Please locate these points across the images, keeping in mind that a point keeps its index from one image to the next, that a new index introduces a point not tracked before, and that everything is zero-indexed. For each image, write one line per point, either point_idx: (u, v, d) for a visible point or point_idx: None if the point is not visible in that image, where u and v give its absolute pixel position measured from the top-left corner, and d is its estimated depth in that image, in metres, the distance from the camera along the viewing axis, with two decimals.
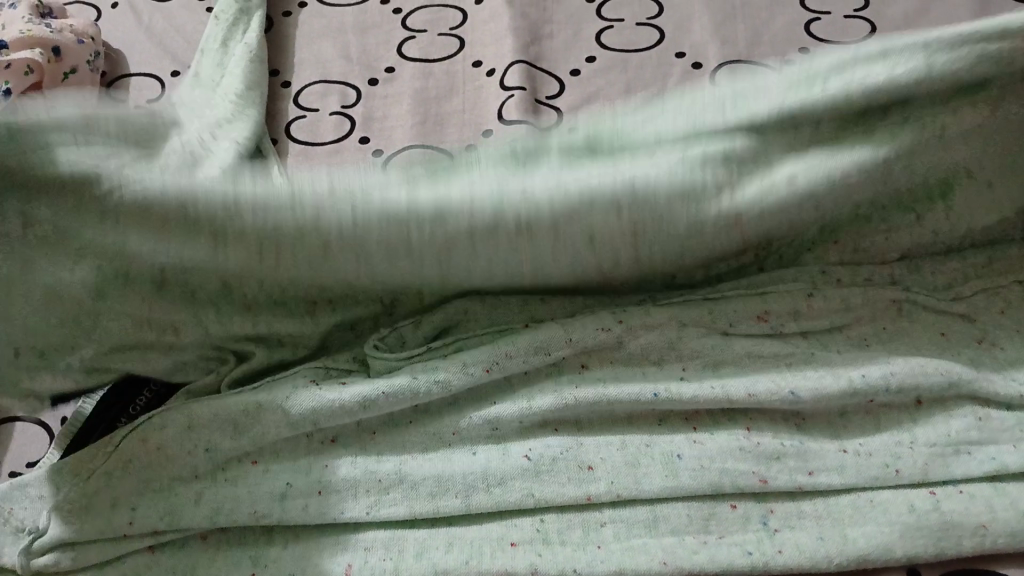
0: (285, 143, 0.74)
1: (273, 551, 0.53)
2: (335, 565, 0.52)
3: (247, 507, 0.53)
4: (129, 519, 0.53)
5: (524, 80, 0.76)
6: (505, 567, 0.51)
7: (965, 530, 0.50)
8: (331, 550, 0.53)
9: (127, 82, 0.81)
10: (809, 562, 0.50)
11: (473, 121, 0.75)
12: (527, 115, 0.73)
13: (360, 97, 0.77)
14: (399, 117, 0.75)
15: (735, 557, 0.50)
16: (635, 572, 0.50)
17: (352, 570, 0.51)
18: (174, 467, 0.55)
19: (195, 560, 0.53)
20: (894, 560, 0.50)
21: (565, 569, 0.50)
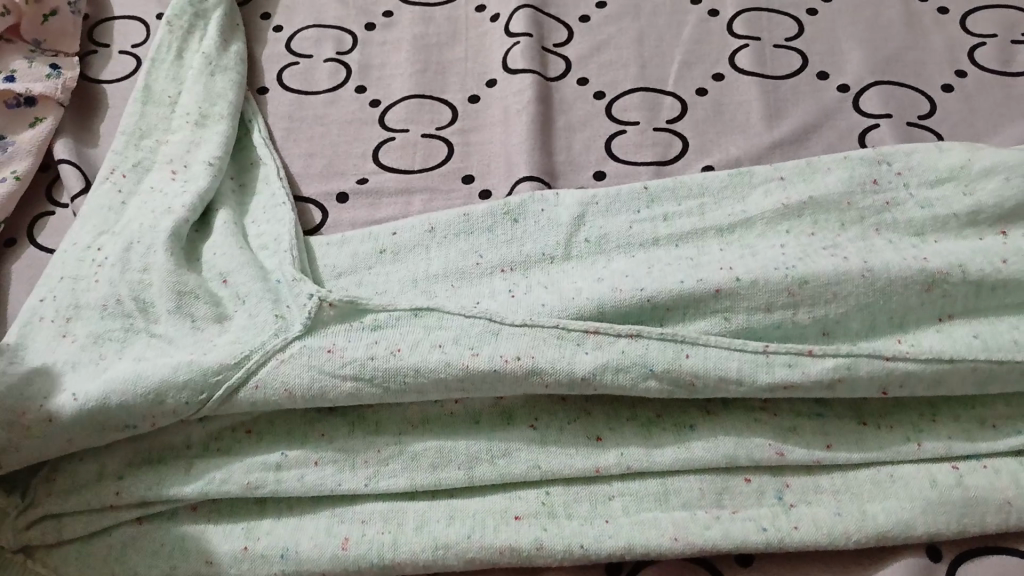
0: (277, 92, 0.70)
1: (267, 523, 0.51)
2: (331, 538, 0.49)
3: (240, 478, 0.51)
4: (116, 489, 0.51)
5: (530, 27, 0.72)
6: (508, 542, 0.48)
7: (990, 507, 0.48)
8: (326, 523, 0.50)
9: (110, 26, 0.77)
10: (827, 538, 0.48)
11: (475, 71, 0.71)
12: (533, 64, 0.70)
13: (357, 44, 0.73)
14: (397, 66, 0.72)
15: (749, 533, 0.48)
16: (645, 547, 0.48)
17: (349, 543, 0.49)
18: (165, 440, 0.53)
19: (185, 531, 0.51)
20: (915, 537, 0.48)
21: (571, 545, 0.48)
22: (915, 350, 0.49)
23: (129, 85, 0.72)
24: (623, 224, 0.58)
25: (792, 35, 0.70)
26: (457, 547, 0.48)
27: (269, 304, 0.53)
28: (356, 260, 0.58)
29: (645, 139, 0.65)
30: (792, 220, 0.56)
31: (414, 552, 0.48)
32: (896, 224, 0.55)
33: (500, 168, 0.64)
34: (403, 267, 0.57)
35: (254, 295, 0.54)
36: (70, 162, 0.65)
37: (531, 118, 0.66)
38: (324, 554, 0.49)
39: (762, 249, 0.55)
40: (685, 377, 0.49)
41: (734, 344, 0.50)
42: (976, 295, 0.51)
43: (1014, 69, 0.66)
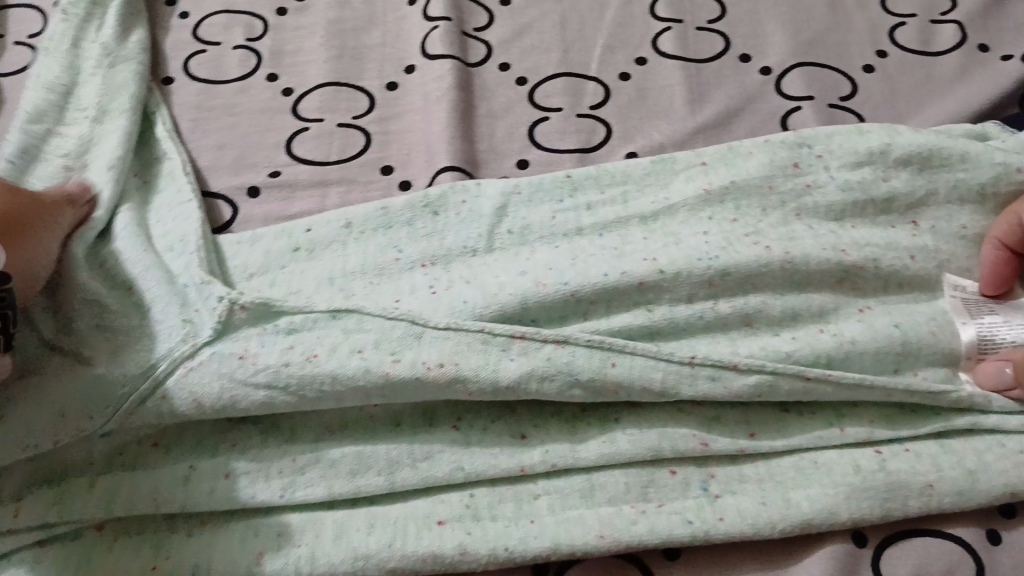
0: (185, 82, 0.67)
1: (179, 537, 0.49)
2: (246, 551, 0.48)
3: (148, 493, 0.49)
4: (14, 511, 0.48)
5: (449, 10, 0.70)
6: (431, 547, 0.47)
7: (912, 491, 0.48)
8: (242, 534, 0.49)
9: (4, 14, 0.72)
10: (752, 530, 0.47)
11: (393, 57, 0.69)
12: (452, 49, 0.68)
13: (268, 31, 0.70)
14: (312, 53, 0.69)
15: (675, 527, 0.47)
16: (571, 546, 0.47)
17: (264, 557, 0.47)
18: (64, 457, 0.50)
19: (91, 551, 0.49)
20: (839, 524, 0.48)
21: (496, 547, 0.47)
22: (838, 342, 0.50)
23: (24, 77, 0.68)
24: (547, 214, 0.56)
25: (715, 17, 0.69)
26: (379, 555, 0.47)
27: (177, 308, 0.50)
28: (268, 262, 0.55)
29: (568, 125, 0.63)
30: (715, 206, 0.55)
31: (333, 563, 0.47)
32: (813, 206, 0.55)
33: (419, 158, 0.62)
34: (319, 269, 0.55)
35: (159, 299, 0.51)
36: None
37: (451, 105, 0.64)
38: (239, 569, 0.47)
39: (685, 235, 0.54)
40: (608, 386, 0.48)
41: (660, 354, 0.49)
42: (886, 288, 0.53)
43: (932, 49, 0.67)
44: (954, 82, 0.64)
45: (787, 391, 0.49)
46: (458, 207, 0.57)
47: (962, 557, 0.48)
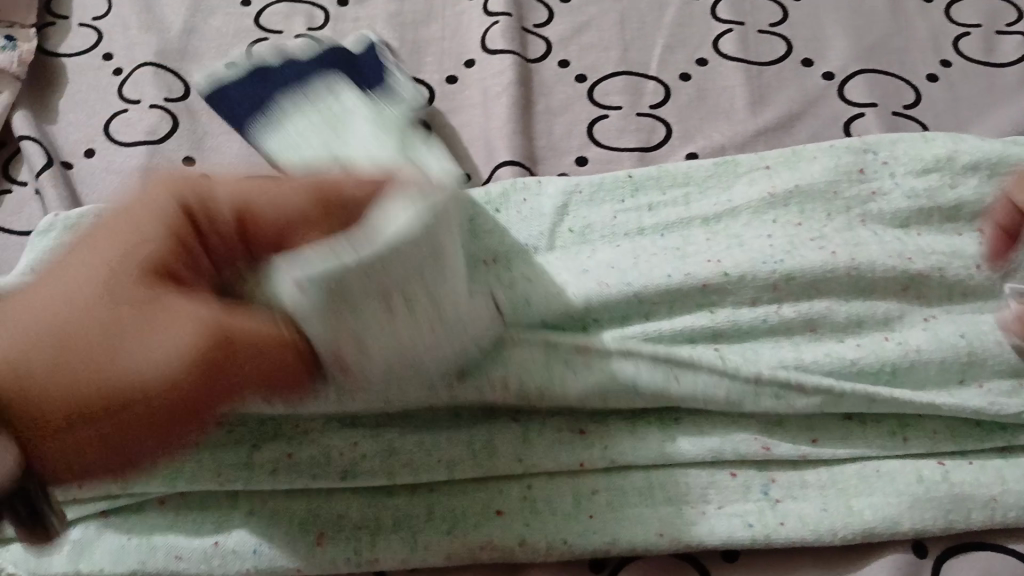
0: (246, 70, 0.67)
1: (239, 517, 0.50)
2: (306, 535, 0.49)
3: (211, 472, 0.49)
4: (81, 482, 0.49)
5: (510, 6, 0.70)
6: (491, 539, 0.48)
7: (976, 503, 0.48)
8: (303, 518, 0.49)
9: None
10: (812, 535, 0.47)
11: (453, 50, 0.69)
12: (512, 45, 0.68)
13: (329, 21, 0.71)
14: (372, 45, 0.69)
15: (735, 529, 0.47)
16: (629, 544, 0.47)
17: (324, 539, 0.49)
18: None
19: (153, 526, 0.50)
20: (901, 533, 0.47)
21: (554, 541, 0.48)
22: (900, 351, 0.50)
23: (89, 59, 0.69)
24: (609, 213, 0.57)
25: (776, 21, 0.69)
26: (440, 544, 0.48)
27: None
28: None
29: (628, 123, 0.63)
30: (784, 208, 0.55)
31: (393, 551, 0.48)
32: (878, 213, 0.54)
33: (478, 151, 0.63)
34: None
35: None
36: (33, 140, 0.63)
37: (510, 101, 0.64)
38: (300, 552, 0.48)
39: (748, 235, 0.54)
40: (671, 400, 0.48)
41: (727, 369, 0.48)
42: (950, 297, 0.53)
43: (997, 59, 0.66)
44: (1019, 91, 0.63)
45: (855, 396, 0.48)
46: (520, 206, 0.57)
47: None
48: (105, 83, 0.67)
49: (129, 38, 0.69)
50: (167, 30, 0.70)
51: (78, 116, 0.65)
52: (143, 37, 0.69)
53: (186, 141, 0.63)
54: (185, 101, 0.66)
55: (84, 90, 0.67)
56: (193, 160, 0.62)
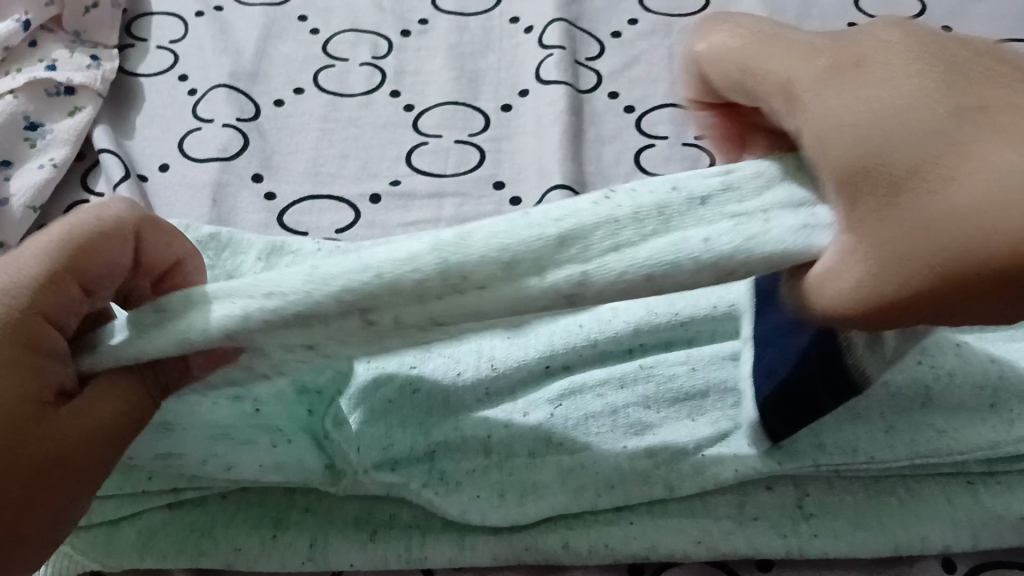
0: (313, 93, 0.71)
1: (296, 513, 0.53)
2: (360, 533, 0.51)
3: None
4: (148, 477, 0.51)
5: (564, 39, 0.73)
6: (535, 542, 0.50)
7: (1007, 524, 0.50)
8: (356, 517, 0.52)
9: (148, 20, 0.77)
10: (848, 551, 0.49)
11: (508, 80, 0.72)
12: (565, 76, 0.71)
13: (392, 50, 0.74)
14: (432, 73, 0.73)
15: (771, 540, 0.49)
16: (669, 551, 0.49)
17: (377, 536, 0.51)
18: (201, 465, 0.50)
19: (214, 518, 0.52)
20: (931, 548, 0.50)
21: (597, 545, 0.50)
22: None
23: (165, 79, 0.73)
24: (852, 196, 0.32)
25: None
26: (488, 546, 0.50)
27: None
28: None
29: (674, 153, 0.66)
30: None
31: (440, 556, 0.50)
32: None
33: (531, 175, 0.66)
34: None
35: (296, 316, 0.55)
36: (112, 151, 0.67)
37: (563, 129, 0.67)
38: (353, 547, 0.51)
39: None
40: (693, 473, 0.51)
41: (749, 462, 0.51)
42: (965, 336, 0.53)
43: None
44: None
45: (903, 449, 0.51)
46: None
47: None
48: (180, 101, 0.71)
49: (204, 60, 0.74)
50: (239, 54, 0.74)
51: (153, 132, 0.69)
52: (218, 59, 0.74)
53: (255, 158, 0.67)
54: (256, 120, 0.70)
55: (161, 107, 0.71)
56: (261, 177, 0.66)
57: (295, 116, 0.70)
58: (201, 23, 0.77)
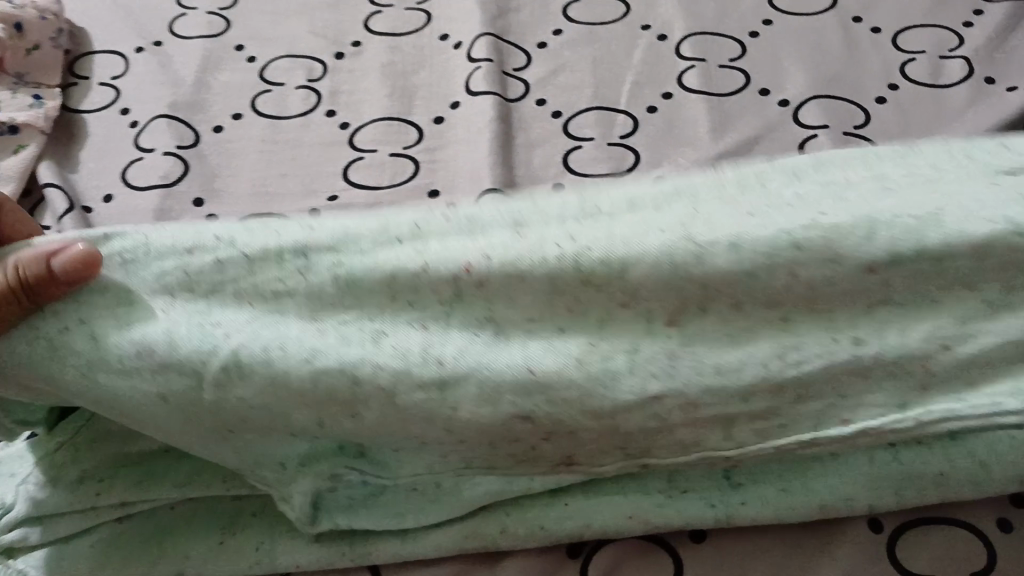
0: (251, 118, 0.74)
1: (244, 518, 0.55)
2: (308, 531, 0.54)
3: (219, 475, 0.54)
4: (99, 490, 0.54)
5: (491, 52, 0.76)
6: (475, 528, 0.52)
7: (928, 481, 0.50)
8: None
9: (91, 60, 0.80)
10: (774, 515, 0.51)
11: (440, 94, 0.75)
12: (494, 86, 0.74)
13: (326, 72, 0.77)
14: (366, 92, 0.75)
15: (701, 510, 0.51)
16: (602, 527, 0.51)
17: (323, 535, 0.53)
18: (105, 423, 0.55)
19: (167, 526, 0.55)
20: (857, 510, 0.51)
21: (534, 527, 0.52)
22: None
23: (109, 113, 0.75)
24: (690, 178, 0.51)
25: (736, 56, 0.75)
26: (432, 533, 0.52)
27: None
28: None
29: (600, 153, 0.69)
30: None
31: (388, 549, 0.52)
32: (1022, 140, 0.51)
33: (463, 182, 0.68)
34: None
35: None
36: (56, 186, 0.69)
37: (492, 136, 0.70)
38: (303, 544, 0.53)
39: (840, 209, 0.46)
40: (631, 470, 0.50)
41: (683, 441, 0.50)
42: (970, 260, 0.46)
43: (942, 82, 0.71)
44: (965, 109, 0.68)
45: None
46: None
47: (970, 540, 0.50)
48: (124, 133, 0.74)
49: (146, 93, 0.76)
50: (179, 85, 0.76)
51: (99, 164, 0.72)
52: (159, 91, 0.76)
53: (197, 182, 0.69)
54: (196, 147, 0.72)
55: (104, 141, 0.73)
56: (202, 201, 0.68)
57: (235, 140, 0.72)
58: (142, 59, 0.79)
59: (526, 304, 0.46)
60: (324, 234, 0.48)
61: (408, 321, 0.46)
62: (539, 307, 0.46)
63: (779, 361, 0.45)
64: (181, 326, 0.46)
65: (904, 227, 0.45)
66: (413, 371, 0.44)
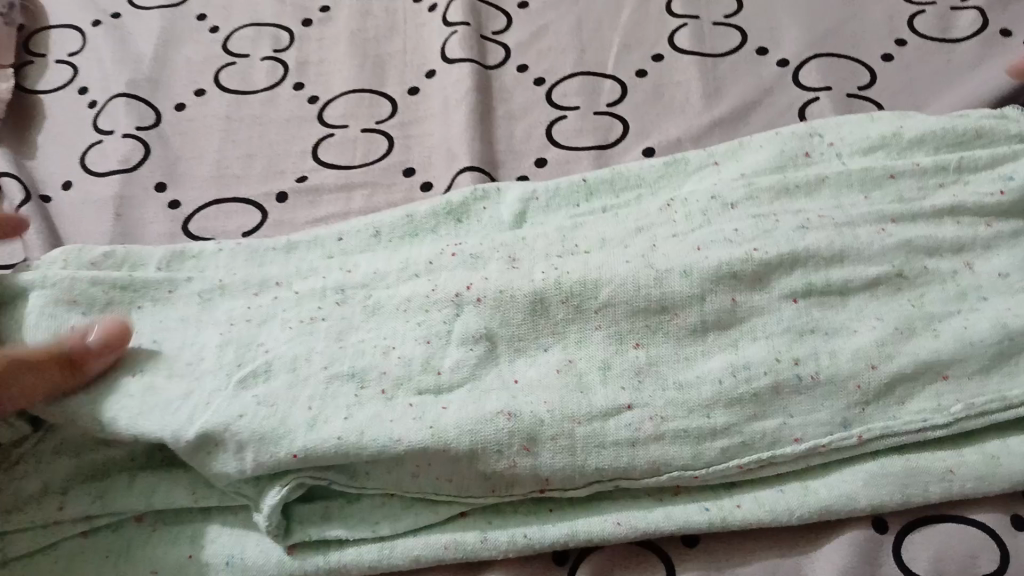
0: (215, 94, 0.69)
1: (213, 529, 0.51)
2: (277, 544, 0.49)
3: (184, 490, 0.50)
4: (59, 504, 0.51)
5: (467, 15, 0.71)
6: (452, 538, 0.48)
7: (933, 475, 0.45)
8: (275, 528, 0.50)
9: (46, 35, 0.75)
10: (769, 517, 0.45)
11: (415, 63, 0.70)
12: (471, 52, 0.69)
13: (294, 42, 0.72)
14: (336, 62, 0.71)
15: (691, 514, 0.46)
16: (587, 534, 0.46)
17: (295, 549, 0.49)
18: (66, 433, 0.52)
19: (132, 540, 0.51)
20: (859, 510, 0.45)
21: (515, 535, 0.47)
22: (888, 377, 0.46)
23: (66, 94, 0.71)
24: (645, 209, 0.55)
25: (731, 12, 0.69)
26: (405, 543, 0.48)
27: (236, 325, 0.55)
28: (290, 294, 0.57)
29: (586, 123, 0.64)
30: (756, 201, 0.53)
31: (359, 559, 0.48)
32: (906, 170, 0.54)
33: (440, 159, 0.64)
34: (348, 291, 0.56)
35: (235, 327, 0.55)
36: (11, 175, 0.65)
37: (470, 108, 0.65)
38: (271, 560, 0.49)
39: (779, 232, 0.51)
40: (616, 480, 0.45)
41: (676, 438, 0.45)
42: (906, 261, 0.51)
43: (953, 35, 0.65)
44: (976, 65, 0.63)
45: (815, 428, 0.45)
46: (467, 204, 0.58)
47: (990, 549, 0.44)
48: (82, 115, 0.69)
49: (104, 71, 0.72)
50: (138, 61, 0.72)
51: (56, 149, 0.68)
52: (117, 68, 0.72)
53: (159, 166, 0.65)
54: (158, 128, 0.68)
55: (62, 124, 0.69)
56: (165, 186, 0.64)
57: (197, 120, 0.68)
58: (100, 33, 0.74)
59: (516, 321, 0.49)
60: (349, 237, 0.57)
61: (414, 336, 0.49)
62: (522, 325, 0.49)
63: (732, 378, 0.46)
64: (234, 344, 0.50)
65: (821, 265, 0.50)
66: (413, 380, 0.48)
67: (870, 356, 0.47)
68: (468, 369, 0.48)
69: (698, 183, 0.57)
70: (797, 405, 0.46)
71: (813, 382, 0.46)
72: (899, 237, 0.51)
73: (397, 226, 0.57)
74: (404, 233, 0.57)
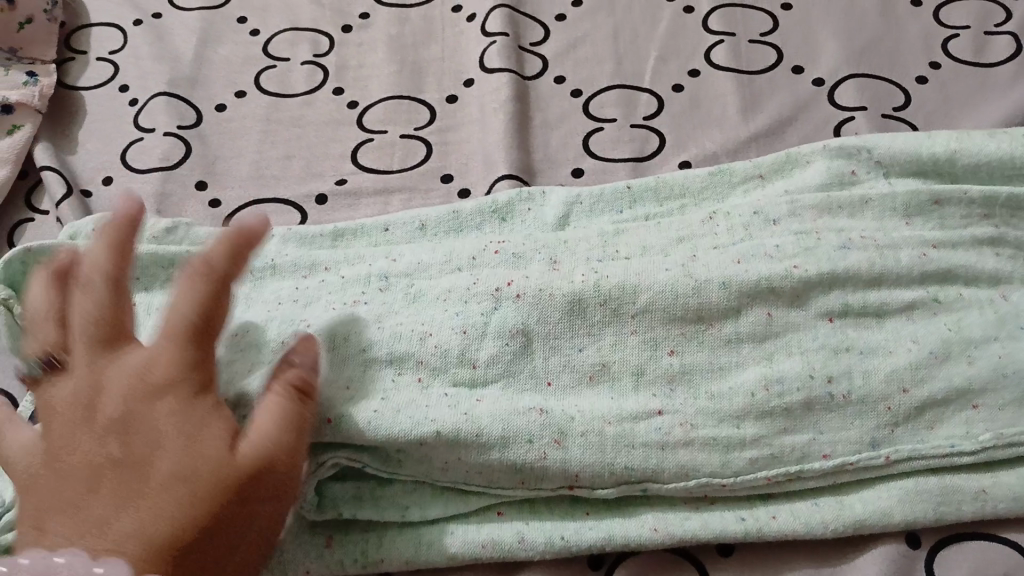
0: (255, 95, 0.70)
1: None
2: (315, 538, 0.47)
3: None
4: None
5: (506, 25, 0.72)
6: (491, 537, 0.46)
7: (966, 495, 0.45)
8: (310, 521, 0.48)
9: (87, 32, 0.76)
10: (805, 529, 0.45)
11: (453, 70, 0.71)
12: (509, 62, 0.70)
13: (333, 46, 0.73)
14: (375, 68, 0.72)
15: (727, 523, 0.45)
16: (624, 539, 0.45)
17: (333, 542, 0.47)
18: None
19: None
20: (892, 526, 0.45)
21: (553, 537, 0.45)
22: (920, 402, 0.47)
23: (106, 91, 0.72)
24: (688, 219, 0.55)
25: (767, 30, 0.70)
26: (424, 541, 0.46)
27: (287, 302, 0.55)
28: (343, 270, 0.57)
29: (622, 135, 0.65)
30: (798, 220, 0.54)
31: (396, 553, 0.46)
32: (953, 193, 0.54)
33: (478, 166, 0.65)
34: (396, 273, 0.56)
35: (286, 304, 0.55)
36: (53, 169, 0.66)
37: (508, 117, 0.66)
38: (309, 553, 0.46)
39: (822, 250, 0.51)
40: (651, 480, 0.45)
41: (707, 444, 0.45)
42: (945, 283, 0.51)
43: (988, 60, 0.66)
44: (1004, 94, 0.64)
45: (847, 445, 0.46)
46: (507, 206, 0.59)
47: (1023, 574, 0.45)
48: (122, 112, 0.70)
49: (144, 69, 0.72)
50: (179, 61, 0.73)
51: (96, 146, 0.68)
52: (157, 67, 0.72)
53: (198, 165, 0.66)
54: (198, 127, 0.68)
55: (102, 120, 0.70)
56: (205, 184, 0.65)
57: (236, 120, 0.69)
58: (141, 32, 0.75)
59: (553, 320, 0.49)
60: (399, 231, 0.57)
61: (450, 324, 0.48)
62: (560, 323, 0.49)
63: (763, 392, 0.47)
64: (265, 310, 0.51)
65: (859, 286, 0.50)
66: (449, 372, 0.47)
67: (903, 380, 0.47)
68: (507, 362, 0.48)
69: (743, 197, 0.58)
70: (827, 421, 0.46)
71: (843, 401, 0.47)
72: (939, 262, 0.51)
73: (443, 221, 0.58)
74: (449, 228, 0.58)
